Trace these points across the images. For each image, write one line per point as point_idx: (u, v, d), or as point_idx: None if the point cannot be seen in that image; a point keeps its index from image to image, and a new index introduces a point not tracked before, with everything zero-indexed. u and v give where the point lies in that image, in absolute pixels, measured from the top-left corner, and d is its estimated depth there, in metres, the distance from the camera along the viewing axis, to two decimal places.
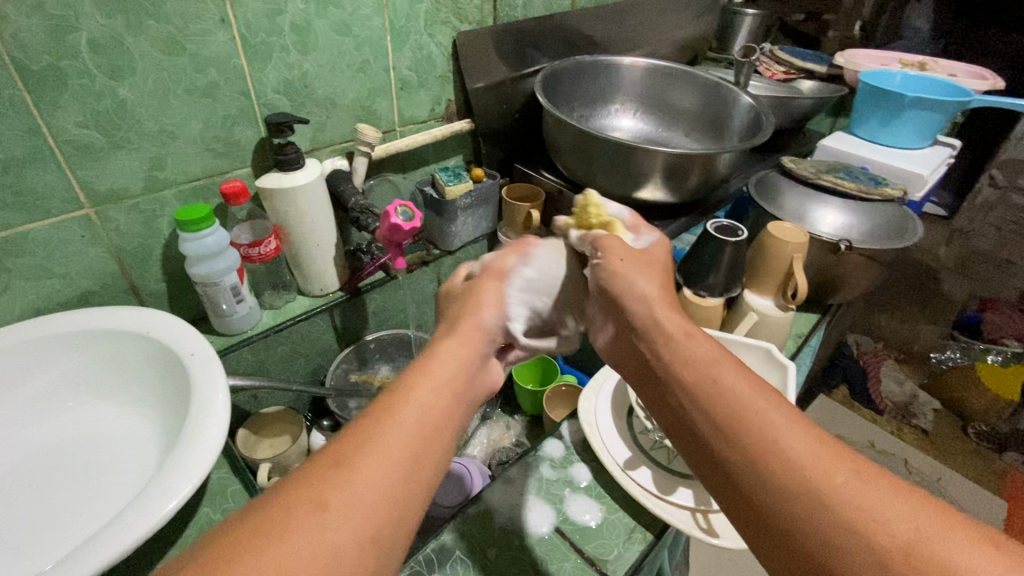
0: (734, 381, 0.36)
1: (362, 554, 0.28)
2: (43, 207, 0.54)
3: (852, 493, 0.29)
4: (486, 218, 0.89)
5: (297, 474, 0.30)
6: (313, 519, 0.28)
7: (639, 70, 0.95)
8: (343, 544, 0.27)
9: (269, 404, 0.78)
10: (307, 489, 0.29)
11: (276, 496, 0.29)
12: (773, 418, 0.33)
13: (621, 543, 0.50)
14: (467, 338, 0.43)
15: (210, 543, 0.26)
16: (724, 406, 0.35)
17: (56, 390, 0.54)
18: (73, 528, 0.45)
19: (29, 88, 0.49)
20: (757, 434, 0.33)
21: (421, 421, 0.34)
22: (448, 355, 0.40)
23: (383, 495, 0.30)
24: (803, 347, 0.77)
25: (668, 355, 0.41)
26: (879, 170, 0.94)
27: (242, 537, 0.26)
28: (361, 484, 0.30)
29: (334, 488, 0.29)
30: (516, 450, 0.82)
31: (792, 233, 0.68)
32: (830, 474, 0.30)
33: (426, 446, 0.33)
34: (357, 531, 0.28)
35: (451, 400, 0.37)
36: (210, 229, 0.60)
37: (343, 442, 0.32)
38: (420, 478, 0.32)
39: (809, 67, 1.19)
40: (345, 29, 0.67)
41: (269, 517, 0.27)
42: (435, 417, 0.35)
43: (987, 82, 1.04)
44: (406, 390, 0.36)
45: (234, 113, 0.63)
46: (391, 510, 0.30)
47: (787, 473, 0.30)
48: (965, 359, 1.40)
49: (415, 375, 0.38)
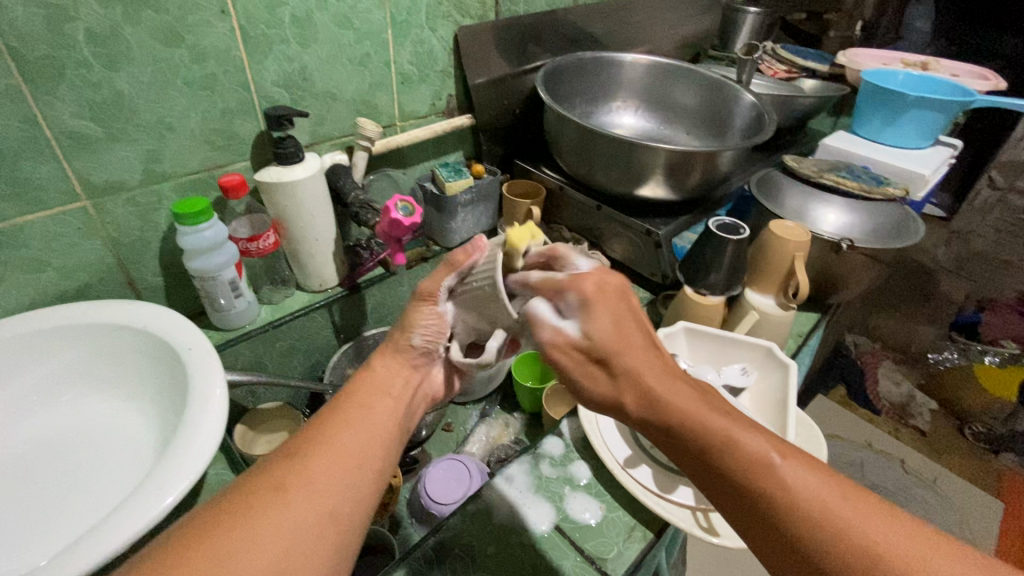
0: (751, 437, 0.34)
1: (321, 533, 0.32)
2: (39, 199, 0.53)
3: (903, 548, 0.30)
4: (487, 215, 0.89)
5: (260, 467, 0.34)
6: (277, 503, 0.32)
7: (641, 68, 0.95)
8: (305, 525, 0.31)
9: (266, 400, 0.77)
10: (268, 479, 0.33)
11: (243, 485, 0.33)
12: (802, 473, 0.32)
13: (621, 540, 0.49)
14: (398, 354, 0.46)
15: (186, 523, 0.30)
16: (755, 464, 0.33)
17: (51, 382, 0.53)
18: (68, 522, 0.44)
19: (25, 78, 0.48)
20: (794, 498, 0.32)
21: (364, 438, 0.38)
22: (388, 369, 0.45)
23: (337, 486, 0.34)
24: (803, 346, 0.76)
25: (665, 408, 0.36)
26: (881, 170, 0.94)
27: (213, 519, 0.30)
28: (316, 476, 0.34)
29: (293, 477, 0.33)
30: (515, 448, 0.82)
31: (794, 232, 0.68)
32: (874, 529, 0.30)
33: (372, 446, 0.38)
34: (316, 514, 0.32)
35: (391, 408, 0.41)
36: (208, 223, 0.59)
37: (296, 443, 0.36)
38: (368, 470, 0.36)
39: (811, 66, 1.19)
40: (345, 22, 0.66)
41: (237, 502, 0.31)
42: (378, 421, 0.39)
43: (989, 82, 1.04)
44: (351, 410, 0.39)
45: (233, 105, 0.62)
46: (344, 497, 0.34)
47: (846, 541, 0.30)
48: (962, 360, 1.40)
49: (356, 386, 0.42)
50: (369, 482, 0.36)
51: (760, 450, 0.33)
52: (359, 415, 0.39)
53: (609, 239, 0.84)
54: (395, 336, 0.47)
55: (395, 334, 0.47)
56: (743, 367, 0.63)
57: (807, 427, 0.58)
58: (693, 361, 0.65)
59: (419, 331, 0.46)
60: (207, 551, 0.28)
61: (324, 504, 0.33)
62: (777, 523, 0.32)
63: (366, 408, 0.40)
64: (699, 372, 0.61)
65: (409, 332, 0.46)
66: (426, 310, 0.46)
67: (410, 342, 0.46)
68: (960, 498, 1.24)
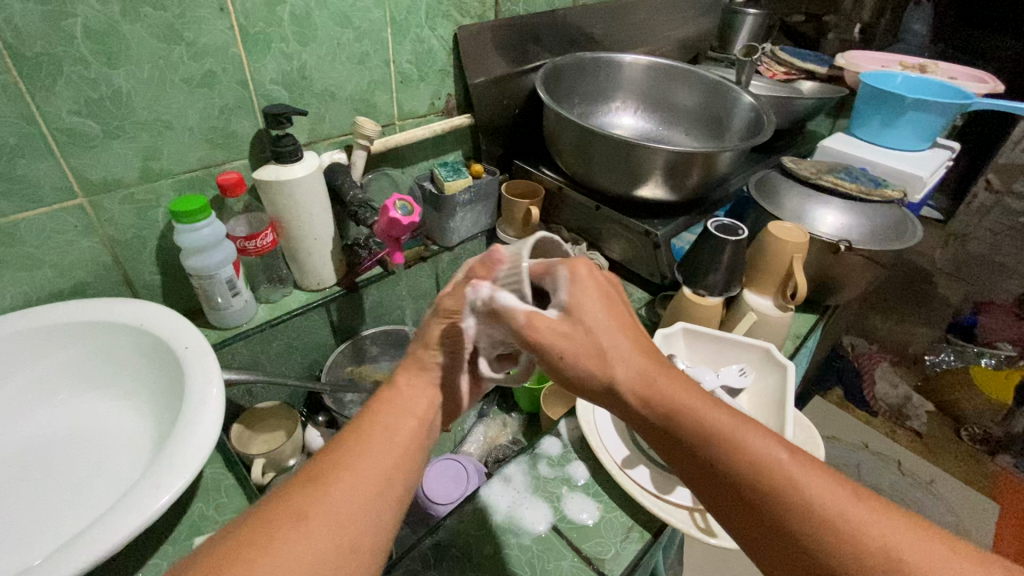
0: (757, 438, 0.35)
1: (340, 565, 0.31)
2: (35, 196, 0.53)
3: (910, 548, 0.30)
4: (485, 214, 0.89)
5: (278, 493, 0.33)
6: (297, 534, 0.30)
7: (641, 68, 0.95)
8: (324, 558, 0.30)
9: (263, 399, 0.77)
10: (287, 506, 0.32)
11: (262, 513, 0.32)
12: (807, 473, 0.33)
13: (618, 541, 0.49)
14: (421, 369, 0.43)
15: (201, 554, 0.29)
16: (762, 465, 0.33)
17: (48, 381, 0.53)
18: (63, 522, 0.44)
19: (22, 75, 0.48)
20: (801, 499, 0.32)
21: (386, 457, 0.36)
22: (411, 383, 0.42)
23: (358, 514, 0.33)
24: (801, 348, 0.77)
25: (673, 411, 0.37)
26: (879, 172, 0.94)
27: (230, 553, 0.29)
28: (338, 504, 0.32)
29: (314, 505, 0.32)
30: (513, 448, 0.82)
31: (793, 233, 0.68)
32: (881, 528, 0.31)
33: (395, 470, 0.36)
34: (336, 546, 0.31)
35: (417, 428, 0.39)
36: (206, 221, 0.59)
37: (317, 466, 0.35)
38: (390, 497, 0.35)
39: (809, 68, 1.19)
40: (345, 20, 0.66)
41: (255, 532, 0.30)
42: (403, 441, 0.38)
43: (987, 85, 1.05)
44: (368, 430, 0.38)
45: (231, 103, 0.62)
46: (365, 527, 0.33)
47: (853, 541, 0.30)
48: (957, 362, 1.40)
49: (379, 404, 0.40)
50: (391, 509, 0.35)
51: (766, 451, 0.34)
52: (383, 437, 0.37)
53: (607, 240, 0.84)
54: (415, 349, 0.44)
55: (415, 348, 0.44)
56: (742, 367, 0.63)
57: (804, 428, 0.58)
58: (691, 362, 0.65)
59: (440, 348, 0.43)
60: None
61: (344, 535, 0.32)
62: (782, 524, 0.32)
63: (385, 425, 0.38)
64: (697, 373, 0.61)
65: (430, 348, 0.43)
66: (448, 328, 0.42)
67: (431, 359, 0.43)
68: (956, 499, 1.24)
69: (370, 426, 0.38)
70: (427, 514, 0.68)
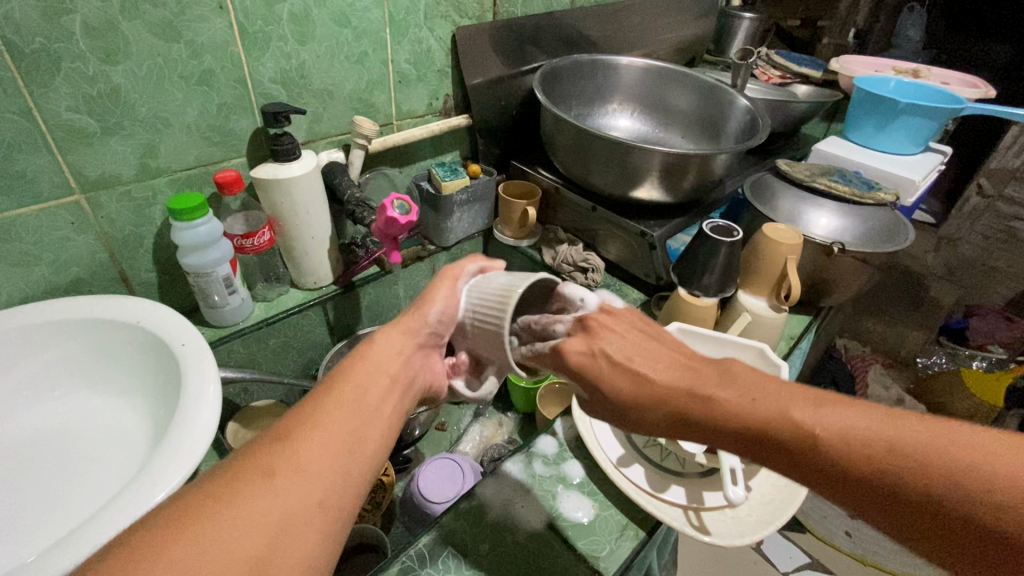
0: (782, 400, 0.35)
1: (311, 519, 0.31)
2: (32, 192, 0.53)
3: (970, 455, 0.31)
4: (482, 215, 0.90)
5: (246, 452, 0.33)
6: (264, 492, 0.30)
7: (638, 70, 0.95)
8: (297, 511, 0.31)
9: (258, 398, 0.77)
10: (256, 462, 0.32)
11: (230, 468, 0.32)
12: (839, 409, 0.34)
13: (613, 539, 0.50)
14: (410, 331, 0.44)
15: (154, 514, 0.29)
16: (796, 425, 0.34)
17: (37, 379, 0.52)
18: (58, 518, 0.44)
19: (20, 71, 0.48)
20: (825, 433, 0.34)
21: (349, 421, 0.36)
22: (387, 342, 0.43)
23: (328, 468, 0.33)
24: (795, 349, 0.77)
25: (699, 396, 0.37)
26: (872, 175, 0.95)
27: (195, 506, 0.29)
28: (305, 463, 0.33)
29: (282, 461, 0.32)
30: (508, 447, 0.83)
31: (787, 234, 0.69)
32: (920, 438, 0.32)
33: (366, 432, 0.36)
34: (305, 499, 0.31)
35: (388, 389, 0.40)
36: (203, 219, 0.59)
37: (286, 427, 0.35)
38: (361, 455, 0.35)
39: (804, 72, 1.20)
40: (344, 20, 0.66)
41: (221, 487, 0.30)
42: (374, 400, 0.39)
43: (979, 90, 1.07)
44: (329, 392, 0.38)
45: (230, 101, 0.62)
46: (333, 483, 0.33)
47: (905, 454, 0.32)
48: (950, 365, 1.41)
49: (354, 362, 0.41)
50: (363, 468, 0.35)
51: (789, 407, 0.35)
52: (353, 397, 0.38)
53: (603, 241, 0.85)
54: (409, 314, 0.45)
55: (409, 313, 0.45)
56: None
57: None
58: None
59: (434, 308, 0.45)
60: (181, 545, 0.27)
61: (312, 490, 0.32)
62: (864, 472, 0.33)
63: (346, 392, 0.38)
64: None
65: (425, 310, 0.45)
66: (442, 287, 0.47)
67: (426, 320, 0.45)
68: None
69: (331, 388, 0.38)
70: (423, 513, 0.68)
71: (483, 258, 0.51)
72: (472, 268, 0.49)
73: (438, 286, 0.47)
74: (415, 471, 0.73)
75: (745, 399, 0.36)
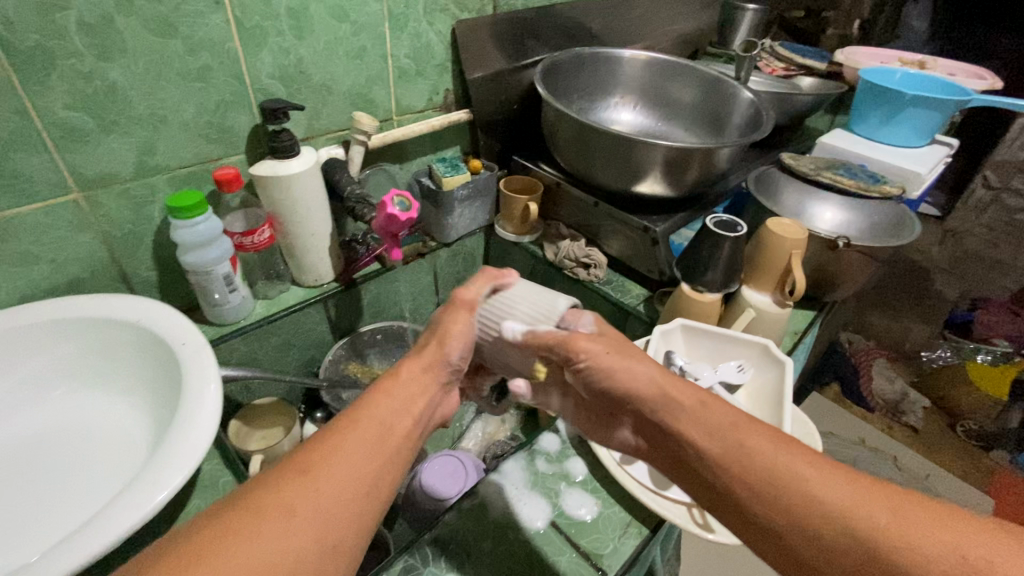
0: (761, 448, 0.36)
1: (322, 564, 0.31)
2: (29, 191, 0.52)
3: (953, 548, 0.29)
4: (483, 211, 0.90)
5: (264, 481, 0.33)
6: (280, 531, 0.30)
7: (640, 64, 0.94)
8: (308, 554, 0.30)
9: (260, 395, 0.77)
10: (273, 497, 0.32)
11: (249, 501, 0.31)
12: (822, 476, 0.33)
13: (616, 537, 0.49)
14: (433, 367, 0.44)
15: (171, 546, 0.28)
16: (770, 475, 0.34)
17: (38, 379, 0.52)
18: (60, 518, 0.44)
19: (15, 68, 0.47)
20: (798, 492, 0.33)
21: (369, 459, 0.36)
22: (412, 378, 0.42)
23: (344, 510, 0.33)
24: (799, 344, 0.77)
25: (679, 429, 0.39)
26: (877, 168, 0.94)
27: (217, 540, 0.29)
28: (324, 497, 0.33)
29: (301, 498, 0.32)
30: (511, 443, 0.83)
31: (793, 229, 0.67)
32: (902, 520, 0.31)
33: (385, 472, 0.36)
34: (318, 543, 0.31)
35: (411, 425, 0.40)
36: (202, 217, 0.59)
37: (307, 457, 0.35)
38: (377, 496, 0.35)
39: (808, 63, 1.19)
40: (342, 14, 0.65)
41: (239, 521, 0.30)
42: (395, 436, 0.38)
43: (986, 81, 1.05)
44: (351, 424, 0.37)
45: (227, 97, 0.61)
46: (348, 526, 0.33)
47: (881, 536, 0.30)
48: (954, 358, 1.40)
49: (378, 394, 0.41)
50: (378, 510, 0.35)
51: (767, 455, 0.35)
52: (376, 432, 0.37)
53: (605, 236, 0.84)
54: (431, 346, 0.45)
55: (432, 346, 0.45)
56: (740, 364, 0.63)
57: (802, 423, 0.58)
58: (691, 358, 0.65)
59: (456, 344, 0.45)
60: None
61: (326, 533, 0.31)
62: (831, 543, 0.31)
63: (367, 425, 0.38)
64: (695, 368, 0.61)
65: (448, 346, 0.45)
66: (461, 319, 0.47)
67: (447, 355, 0.45)
68: (953, 493, 1.24)
69: (354, 419, 0.38)
70: (426, 509, 0.68)
71: (494, 274, 0.50)
72: (486, 291, 0.49)
73: (455, 318, 0.47)
74: (418, 467, 0.73)
75: (725, 436, 0.37)
